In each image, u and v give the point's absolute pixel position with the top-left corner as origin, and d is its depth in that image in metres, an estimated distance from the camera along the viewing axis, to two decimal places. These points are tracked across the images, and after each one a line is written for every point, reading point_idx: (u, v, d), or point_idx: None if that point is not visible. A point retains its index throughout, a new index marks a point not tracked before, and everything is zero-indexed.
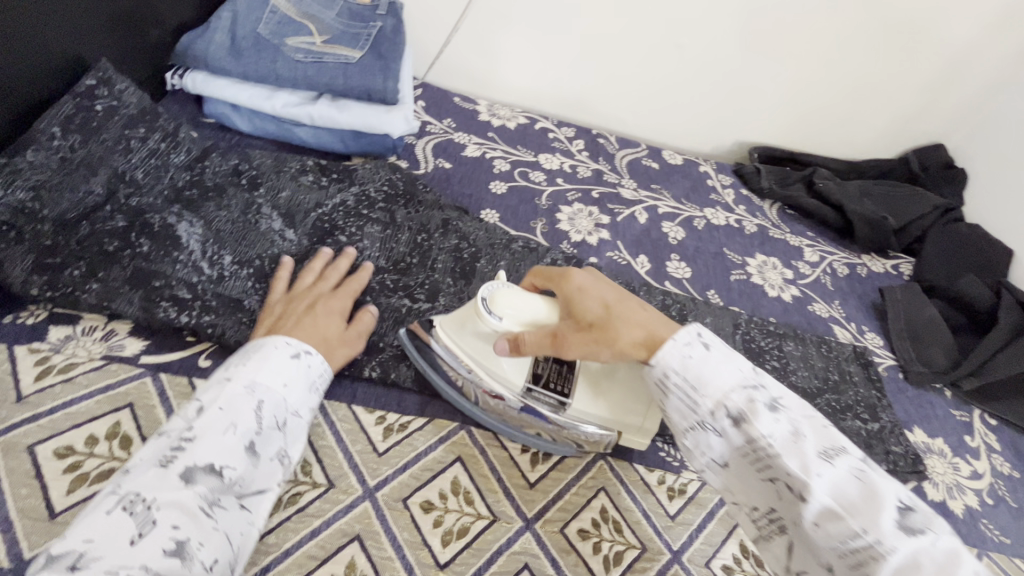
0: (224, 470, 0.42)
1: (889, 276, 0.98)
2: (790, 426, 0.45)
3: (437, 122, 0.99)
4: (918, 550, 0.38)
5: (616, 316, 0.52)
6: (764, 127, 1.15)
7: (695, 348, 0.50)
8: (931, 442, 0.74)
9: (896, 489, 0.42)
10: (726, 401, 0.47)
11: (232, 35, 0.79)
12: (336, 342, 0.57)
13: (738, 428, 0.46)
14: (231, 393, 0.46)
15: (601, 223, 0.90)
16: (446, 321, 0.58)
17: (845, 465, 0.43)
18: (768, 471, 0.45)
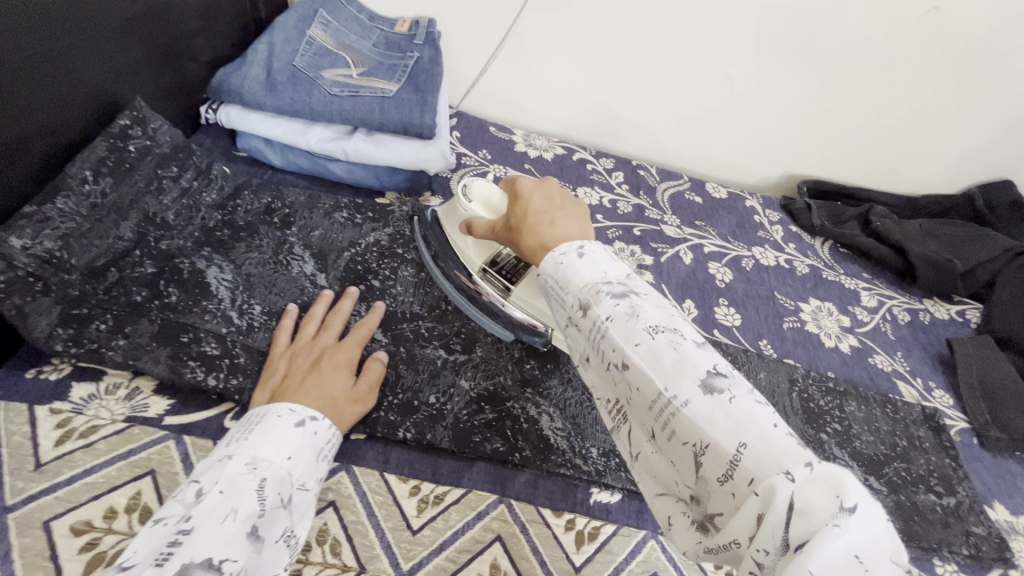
0: (225, 562, 0.37)
1: (955, 325, 0.91)
2: (630, 306, 0.39)
3: (472, 153, 0.96)
4: (719, 407, 0.34)
5: (529, 223, 0.50)
6: (814, 159, 1.09)
7: (570, 254, 0.43)
8: (1015, 521, 0.67)
9: (714, 358, 0.37)
10: (580, 295, 0.41)
11: (268, 69, 0.77)
12: (345, 400, 0.53)
13: (586, 316, 0.41)
14: (233, 473, 0.42)
15: (644, 264, 0.85)
16: (443, 212, 0.70)
17: (664, 337, 0.37)
18: (602, 355, 0.40)
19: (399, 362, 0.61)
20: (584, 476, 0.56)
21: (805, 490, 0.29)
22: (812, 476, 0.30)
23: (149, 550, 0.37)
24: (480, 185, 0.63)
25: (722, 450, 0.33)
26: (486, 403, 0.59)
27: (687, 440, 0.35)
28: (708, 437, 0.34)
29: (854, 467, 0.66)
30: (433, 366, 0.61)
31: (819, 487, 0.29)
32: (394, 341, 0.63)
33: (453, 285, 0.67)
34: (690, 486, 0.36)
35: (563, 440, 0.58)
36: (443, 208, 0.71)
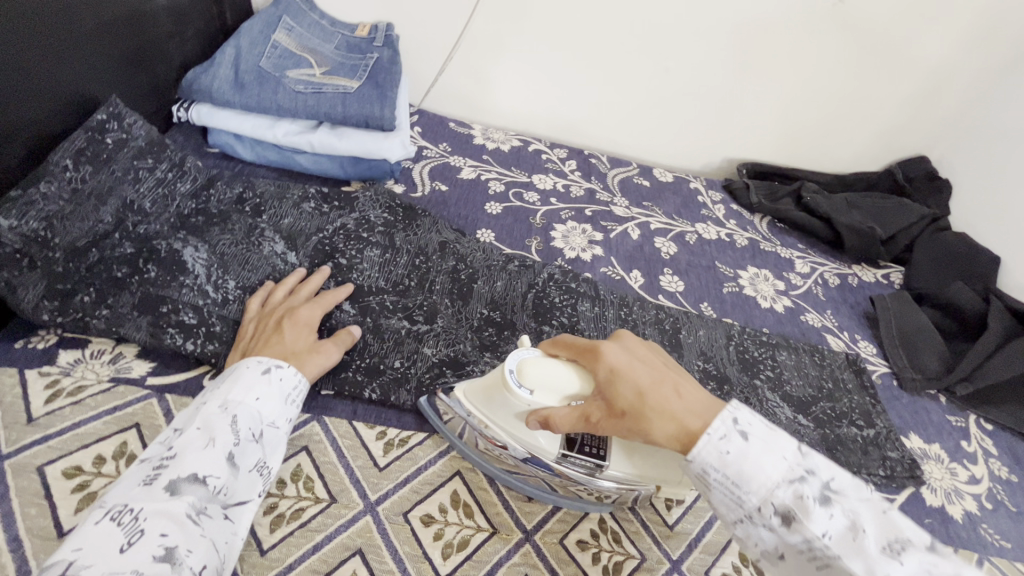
0: (206, 480, 0.44)
1: (880, 286, 1.00)
2: (842, 516, 0.42)
3: (433, 146, 1.03)
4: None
5: (650, 408, 0.47)
6: (751, 144, 1.19)
7: (733, 438, 0.45)
8: (928, 448, 0.75)
9: (968, 575, 0.39)
10: (771, 494, 0.43)
11: (236, 70, 0.83)
12: (307, 352, 0.58)
13: (786, 523, 0.42)
14: (208, 413, 0.48)
15: (595, 240, 0.92)
16: (469, 389, 0.56)
17: (910, 559, 0.39)
18: (808, 551, 0.42)
19: (367, 331, 0.66)
20: None
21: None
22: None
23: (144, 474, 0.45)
24: (531, 360, 0.52)
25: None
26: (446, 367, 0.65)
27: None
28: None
29: (785, 406, 0.74)
30: (398, 334, 0.67)
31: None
32: (361, 312, 0.68)
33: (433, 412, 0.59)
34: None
35: None
36: (465, 384, 0.57)
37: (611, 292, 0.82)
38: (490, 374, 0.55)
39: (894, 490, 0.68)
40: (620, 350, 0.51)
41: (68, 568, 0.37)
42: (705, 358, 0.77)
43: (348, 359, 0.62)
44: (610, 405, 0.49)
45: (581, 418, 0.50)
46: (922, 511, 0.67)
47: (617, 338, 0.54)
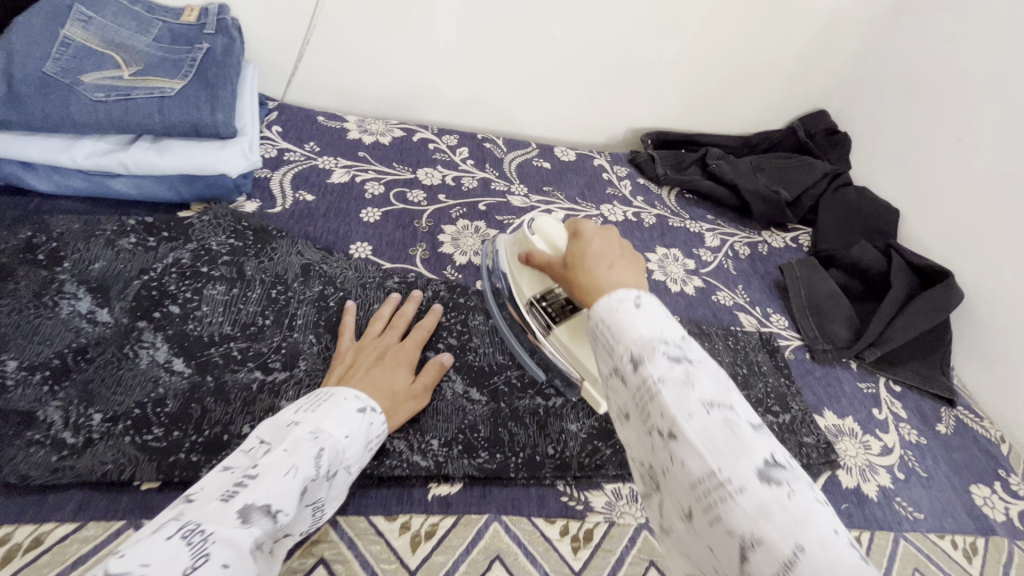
0: (281, 513, 0.39)
1: (790, 251, 0.98)
2: (686, 372, 0.37)
3: (297, 147, 0.89)
4: (780, 506, 0.30)
5: (587, 260, 0.49)
6: (654, 112, 1.12)
7: (627, 302, 0.41)
8: (842, 423, 0.73)
9: (771, 445, 0.34)
10: (633, 347, 0.39)
11: (9, 79, 0.65)
12: (403, 396, 0.57)
13: (636, 370, 0.38)
14: (296, 435, 0.44)
15: (489, 240, 0.83)
16: (509, 242, 0.67)
17: (720, 414, 0.35)
18: (646, 418, 0.37)
19: (206, 395, 0.55)
20: (421, 472, 0.54)
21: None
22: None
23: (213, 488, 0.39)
24: (546, 221, 0.60)
25: (777, 551, 0.29)
26: None
27: (736, 531, 0.31)
28: (760, 531, 0.30)
29: None
30: (247, 392, 0.56)
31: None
32: (199, 370, 0.57)
33: (505, 318, 0.68)
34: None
35: (399, 442, 0.56)
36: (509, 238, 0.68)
37: None
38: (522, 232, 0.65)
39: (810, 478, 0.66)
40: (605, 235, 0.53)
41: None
42: None
43: (179, 437, 0.51)
44: (576, 254, 0.51)
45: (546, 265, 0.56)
46: (838, 496, 0.65)
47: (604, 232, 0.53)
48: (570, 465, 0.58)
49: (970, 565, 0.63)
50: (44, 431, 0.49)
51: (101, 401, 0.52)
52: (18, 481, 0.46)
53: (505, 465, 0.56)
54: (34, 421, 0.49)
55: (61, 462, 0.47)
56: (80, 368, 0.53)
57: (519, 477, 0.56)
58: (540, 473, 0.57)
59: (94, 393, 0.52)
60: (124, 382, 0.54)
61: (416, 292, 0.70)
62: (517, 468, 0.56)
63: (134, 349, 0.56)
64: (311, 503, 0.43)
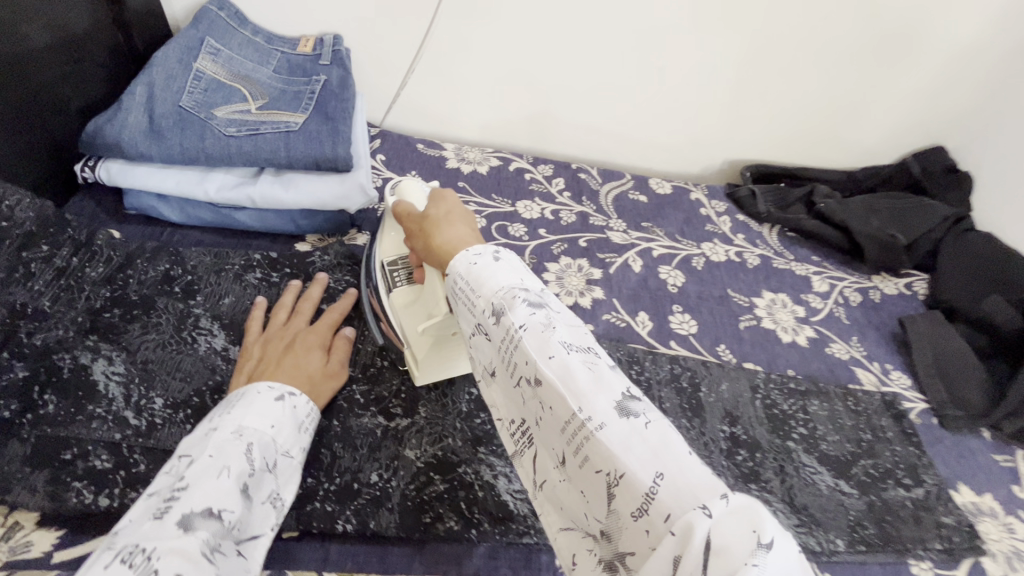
0: (223, 512, 0.40)
1: (905, 300, 0.91)
2: (547, 318, 0.39)
3: (401, 177, 0.89)
4: (637, 434, 0.32)
5: (437, 221, 0.50)
6: (753, 144, 1.08)
7: (485, 257, 0.43)
8: (981, 501, 0.67)
9: (627, 381, 0.36)
10: (493, 298, 0.41)
11: (150, 113, 0.68)
12: (321, 377, 0.56)
13: (499, 322, 0.40)
14: (217, 440, 0.44)
15: (593, 279, 0.81)
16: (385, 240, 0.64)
17: (580, 355, 0.37)
18: (513, 369, 0.39)
19: (334, 441, 0.55)
20: (550, 540, 0.52)
21: (721, 524, 0.27)
22: (729, 510, 0.27)
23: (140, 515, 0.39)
24: (410, 180, 0.60)
25: (637, 482, 0.31)
26: (434, 472, 0.55)
27: (600, 469, 0.33)
28: (622, 466, 0.31)
29: (824, 473, 0.65)
30: (372, 438, 0.56)
31: (733, 521, 0.27)
32: (326, 414, 0.57)
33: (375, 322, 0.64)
34: (601, 520, 0.33)
35: (523, 503, 0.54)
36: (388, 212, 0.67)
37: (617, 349, 0.72)
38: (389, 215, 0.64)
39: (951, 564, 0.60)
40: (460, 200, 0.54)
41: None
42: (730, 421, 0.68)
43: (312, 485, 0.51)
44: (424, 211, 0.53)
45: (403, 212, 0.55)
46: None
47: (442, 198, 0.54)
48: None
49: None
50: None
51: None
52: None
53: None
54: None
55: None
56: None
57: None
58: None
59: None
60: None
61: (320, 274, 0.67)
62: None
63: None
64: (260, 498, 0.44)
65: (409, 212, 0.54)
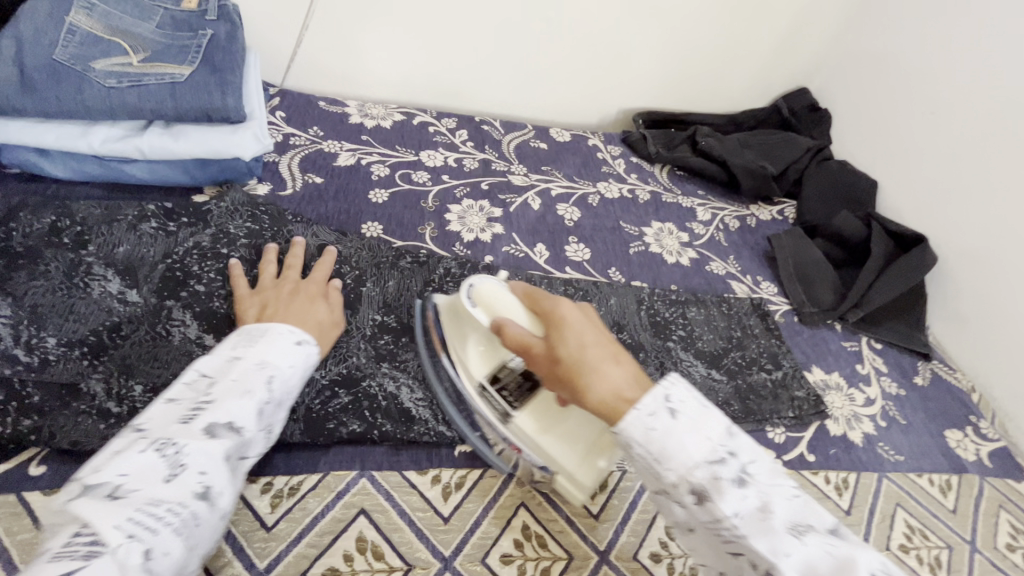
0: (243, 430, 0.44)
1: (776, 224, 1.03)
2: (754, 494, 0.41)
3: (302, 132, 0.91)
4: (824, 560, 0.38)
5: (585, 361, 0.48)
6: (644, 93, 1.16)
7: (659, 414, 0.43)
8: (829, 378, 0.79)
9: (850, 546, 0.40)
10: (690, 478, 0.41)
11: (19, 65, 0.66)
12: (326, 325, 0.59)
13: (698, 502, 0.41)
14: (240, 367, 0.47)
15: (494, 217, 0.87)
16: (447, 312, 0.62)
17: (813, 542, 0.39)
18: (729, 546, 0.41)
19: None
20: (449, 435, 0.58)
21: None
22: None
23: (168, 416, 0.43)
24: (490, 287, 0.56)
25: None
26: (340, 386, 0.58)
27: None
28: None
29: (698, 365, 0.74)
30: None
31: None
32: None
33: (439, 378, 0.61)
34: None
35: (425, 408, 0.59)
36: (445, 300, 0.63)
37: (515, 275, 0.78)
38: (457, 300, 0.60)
39: (801, 428, 0.71)
40: (578, 314, 0.52)
41: (113, 496, 0.37)
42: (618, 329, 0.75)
43: None
44: (551, 349, 0.50)
45: (523, 352, 0.52)
46: (827, 443, 0.71)
47: (565, 323, 0.51)
48: None
49: (944, 499, 0.68)
50: (89, 403, 0.51)
51: (139, 374, 0.54)
52: (70, 448, 0.48)
53: None
54: (80, 394, 0.51)
55: (109, 429, 0.50)
56: (117, 345, 0.55)
57: None
58: None
59: (133, 367, 0.54)
60: (161, 359, 0.55)
61: (297, 237, 0.70)
62: None
63: (166, 327, 0.58)
64: (270, 422, 0.47)
65: (532, 349, 0.51)
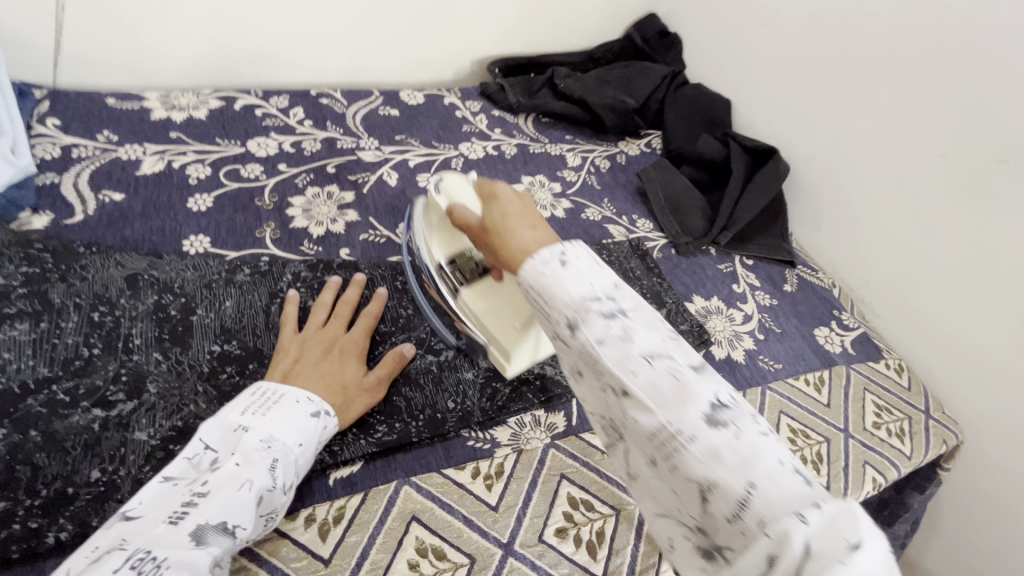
0: (236, 529, 0.40)
1: (645, 157, 1.02)
2: (621, 328, 0.36)
3: (89, 140, 0.75)
4: (761, 483, 0.30)
5: (506, 227, 0.44)
6: (495, 38, 1.08)
7: (552, 262, 0.39)
8: (710, 304, 0.81)
9: (715, 385, 0.34)
10: (567, 312, 0.37)
11: None
12: (355, 389, 0.55)
13: (575, 335, 0.37)
14: (248, 446, 0.44)
15: (345, 203, 0.78)
16: (424, 224, 0.62)
17: (662, 365, 0.34)
18: (601, 378, 0.37)
19: (33, 452, 0.47)
20: (317, 464, 0.51)
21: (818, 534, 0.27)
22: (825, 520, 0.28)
23: (162, 509, 0.40)
24: (453, 181, 0.56)
25: (729, 490, 0.31)
26: (174, 443, 0.50)
27: (693, 479, 0.32)
28: (714, 475, 0.31)
29: None
30: (88, 435, 0.48)
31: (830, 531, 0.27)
32: (18, 427, 0.48)
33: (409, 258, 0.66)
34: (694, 517, 0.33)
35: None
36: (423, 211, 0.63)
37: (378, 264, 0.70)
38: (431, 202, 0.61)
39: None
40: (518, 194, 0.47)
41: None
42: None
43: (9, 507, 0.44)
44: (483, 221, 0.47)
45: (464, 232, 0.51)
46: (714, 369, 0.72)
47: (498, 195, 0.47)
48: (472, 412, 0.58)
49: (820, 395, 0.73)
50: None
51: None
52: None
53: (406, 431, 0.55)
54: None
55: None
56: None
57: (422, 439, 0.55)
58: (442, 428, 0.57)
59: None
60: None
61: (292, 292, 0.62)
62: (419, 431, 0.55)
63: None
64: (268, 512, 0.44)
65: (469, 224, 0.49)
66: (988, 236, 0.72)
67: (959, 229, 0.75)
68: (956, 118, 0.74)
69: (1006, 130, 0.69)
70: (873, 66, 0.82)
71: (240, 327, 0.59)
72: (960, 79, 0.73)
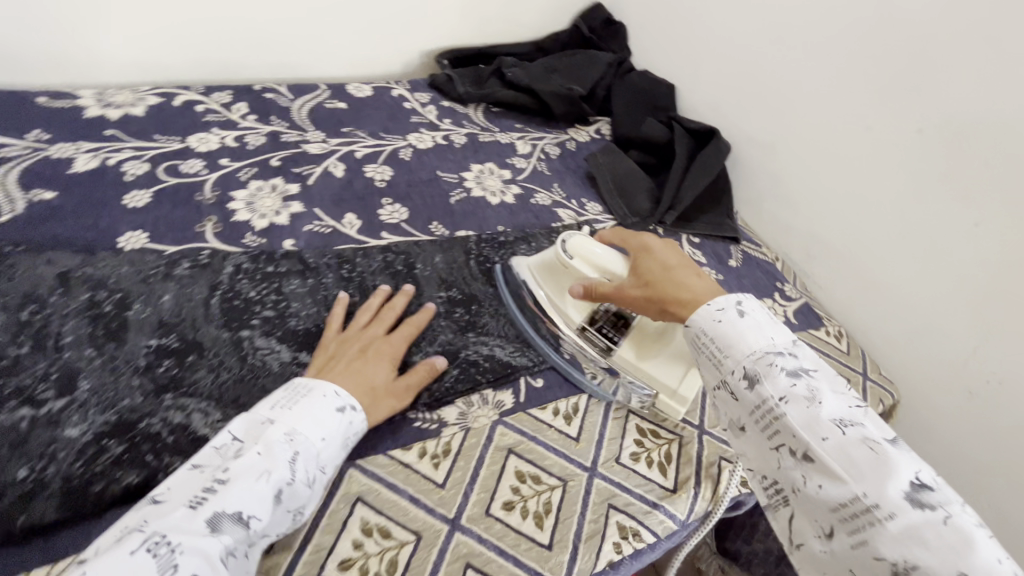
0: (250, 519, 0.40)
1: (593, 143, 1.04)
2: (806, 387, 0.43)
3: (17, 140, 0.72)
4: (935, 531, 0.35)
5: (674, 274, 0.55)
6: (443, 29, 1.08)
7: (731, 311, 0.49)
8: None
9: (914, 464, 0.39)
10: (745, 365, 0.46)
11: None
12: (384, 392, 0.56)
13: (751, 389, 0.45)
14: (271, 437, 0.44)
15: (290, 196, 0.77)
16: (537, 266, 0.69)
17: (853, 432, 0.40)
18: (774, 436, 0.43)
19: None
20: None
21: None
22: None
23: (185, 491, 0.41)
24: (583, 241, 0.64)
25: (933, 574, 0.34)
26: (109, 437, 0.49)
27: (882, 554, 0.36)
28: (912, 554, 0.35)
29: None
30: (15, 434, 0.47)
31: None
32: None
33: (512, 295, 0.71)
34: None
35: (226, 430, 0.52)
36: (535, 259, 0.69)
37: (323, 254, 0.70)
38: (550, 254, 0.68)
39: None
40: (664, 245, 0.60)
41: None
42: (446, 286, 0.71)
43: None
44: (642, 275, 0.57)
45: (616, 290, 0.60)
46: None
47: (650, 249, 0.59)
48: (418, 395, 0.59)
49: None
50: None
51: None
52: None
53: None
54: None
55: None
56: None
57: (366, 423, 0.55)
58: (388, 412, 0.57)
59: None
60: None
61: (346, 296, 0.65)
62: None
63: None
64: (292, 506, 0.43)
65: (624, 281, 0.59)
66: (909, 202, 0.76)
67: (886, 201, 0.78)
68: (876, 92, 0.77)
69: (921, 104, 0.73)
70: (803, 45, 0.86)
71: (178, 320, 0.58)
72: (874, 52, 0.77)
